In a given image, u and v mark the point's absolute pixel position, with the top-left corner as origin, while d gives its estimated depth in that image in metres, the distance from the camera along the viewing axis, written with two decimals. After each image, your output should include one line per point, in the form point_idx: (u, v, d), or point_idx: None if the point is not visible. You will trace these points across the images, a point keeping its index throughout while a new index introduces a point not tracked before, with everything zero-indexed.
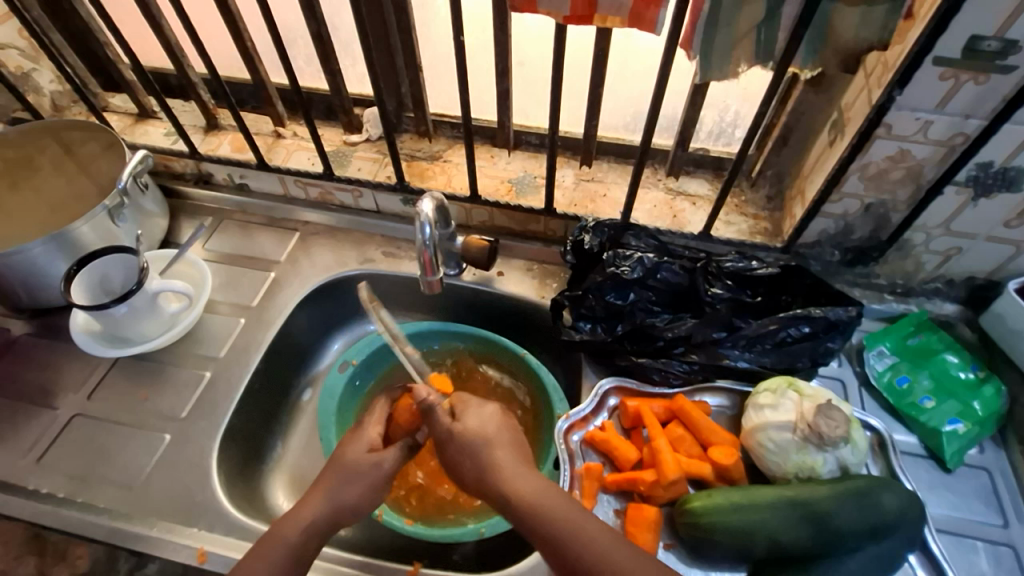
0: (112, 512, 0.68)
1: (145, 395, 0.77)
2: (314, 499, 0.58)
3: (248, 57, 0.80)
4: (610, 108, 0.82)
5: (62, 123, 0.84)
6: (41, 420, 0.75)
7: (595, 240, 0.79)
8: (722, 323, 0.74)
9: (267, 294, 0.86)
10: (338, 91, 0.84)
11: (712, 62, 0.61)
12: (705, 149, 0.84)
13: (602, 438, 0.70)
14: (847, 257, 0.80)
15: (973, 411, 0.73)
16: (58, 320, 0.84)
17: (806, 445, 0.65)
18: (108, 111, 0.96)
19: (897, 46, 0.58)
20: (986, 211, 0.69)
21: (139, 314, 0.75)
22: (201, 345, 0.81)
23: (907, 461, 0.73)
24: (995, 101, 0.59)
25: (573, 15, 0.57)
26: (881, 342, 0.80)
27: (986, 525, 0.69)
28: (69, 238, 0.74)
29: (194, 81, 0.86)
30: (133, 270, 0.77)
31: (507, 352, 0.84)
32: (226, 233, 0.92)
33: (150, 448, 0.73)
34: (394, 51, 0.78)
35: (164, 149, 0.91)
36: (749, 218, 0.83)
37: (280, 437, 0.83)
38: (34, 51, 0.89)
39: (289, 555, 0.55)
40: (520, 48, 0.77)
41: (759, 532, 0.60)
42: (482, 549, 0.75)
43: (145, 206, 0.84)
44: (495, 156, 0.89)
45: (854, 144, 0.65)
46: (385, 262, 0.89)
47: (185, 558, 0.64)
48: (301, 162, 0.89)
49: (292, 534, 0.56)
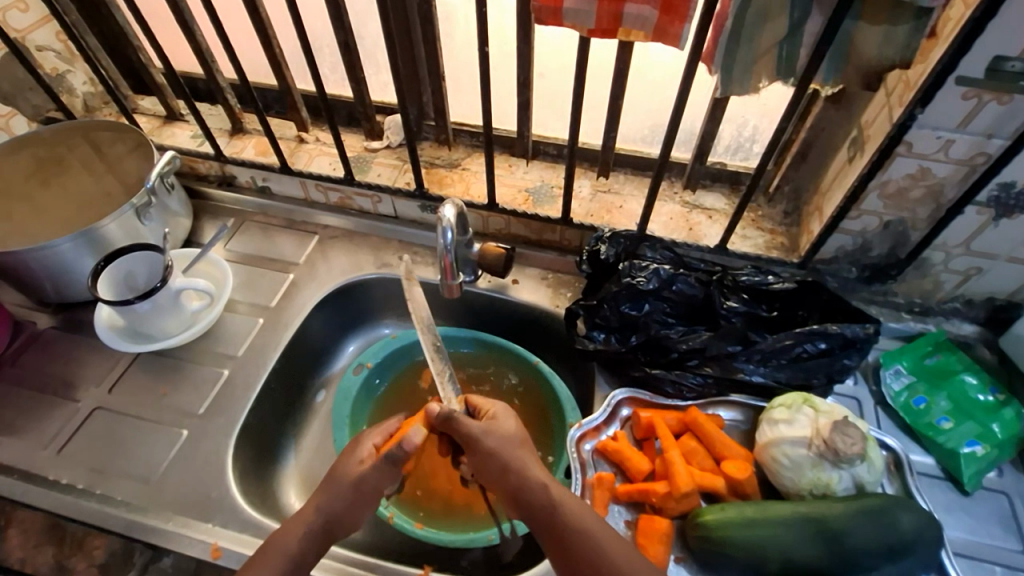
0: (128, 504, 0.69)
1: (164, 390, 0.79)
2: (310, 511, 0.59)
3: (275, 63, 0.81)
4: (629, 121, 0.83)
5: (94, 123, 0.87)
6: (63, 412, 0.77)
7: (611, 251, 0.79)
8: (737, 337, 0.74)
9: (285, 295, 0.87)
10: (362, 97, 0.85)
11: (733, 77, 0.61)
12: (722, 163, 0.84)
13: (614, 448, 0.71)
14: (865, 275, 0.80)
15: (991, 433, 0.71)
16: (82, 314, 0.85)
17: (821, 461, 0.64)
18: (137, 113, 0.98)
19: (919, 65, 0.59)
20: (1006, 232, 0.69)
21: (162, 311, 0.76)
22: (220, 343, 0.83)
23: (924, 483, 0.73)
24: (1018, 121, 0.59)
25: (597, 29, 0.58)
26: (898, 360, 0.79)
27: (1004, 550, 0.68)
28: (97, 235, 0.76)
29: (222, 86, 0.88)
30: (156, 268, 0.78)
31: (519, 360, 0.84)
32: (247, 235, 0.94)
33: (167, 443, 0.74)
34: (418, 60, 0.80)
35: (190, 151, 0.93)
36: (766, 232, 0.83)
37: (293, 435, 0.84)
38: (70, 54, 0.92)
39: (288, 565, 0.56)
40: (541, 61, 0.78)
41: (772, 547, 0.59)
42: (491, 557, 0.74)
43: (171, 206, 0.86)
44: (513, 166, 0.90)
45: (874, 160, 0.65)
46: (401, 267, 0.89)
47: (197, 553, 0.65)
48: (323, 167, 0.90)
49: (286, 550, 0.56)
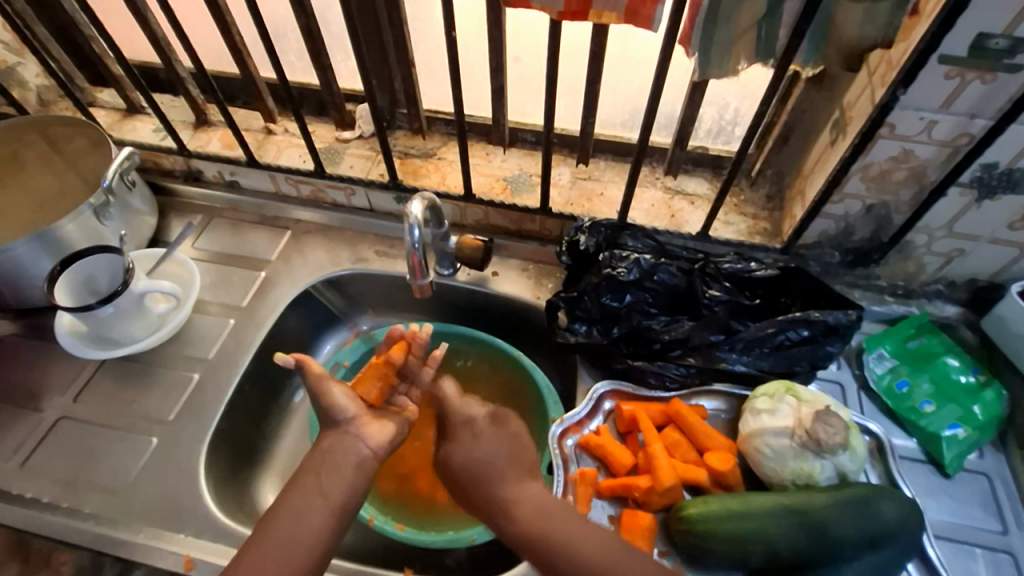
0: (97, 517, 0.67)
1: (133, 397, 0.76)
2: None
3: (236, 51, 0.78)
4: (607, 105, 0.81)
5: (49, 118, 0.83)
6: (27, 423, 0.74)
7: (591, 241, 0.77)
8: (720, 326, 0.73)
9: (257, 293, 0.84)
10: (329, 86, 0.82)
11: (711, 59, 0.59)
12: (704, 147, 0.82)
13: (597, 443, 0.70)
14: (848, 259, 0.79)
15: (973, 415, 0.72)
16: (44, 319, 0.82)
17: (804, 451, 0.64)
18: (95, 107, 0.95)
19: (902, 43, 0.57)
20: (990, 213, 0.67)
21: (125, 315, 0.73)
22: (190, 346, 0.80)
23: (906, 466, 0.72)
24: (1002, 100, 0.57)
25: (568, 11, 0.55)
26: (881, 344, 0.78)
27: (985, 532, 0.68)
28: (53, 237, 0.72)
29: (182, 76, 0.84)
30: (117, 270, 0.75)
31: (501, 353, 0.82)
32: (216, 231, 0.91)
33: (137, 452, 0.72)
34: (386, 46, 0.77)
35: (152, 145, 0.90)
36: (748, 217, 0.82)
37: (270, 439, 0.81)
38: (19, 45, 0.87)
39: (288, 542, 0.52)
40: (515, 43, 0.76)
41: (755, 540, 0.59)
42: (475, 556, 0.73)
43: (133, 203, 0.83)
44: (491, 154, 0.87)
45: (856, 143, 0.64)
46: (378, 261, 0.87)
47: (170, 565, 0.64)
48: (292, 159, 0.87)
49: (294, 522, 0.53)
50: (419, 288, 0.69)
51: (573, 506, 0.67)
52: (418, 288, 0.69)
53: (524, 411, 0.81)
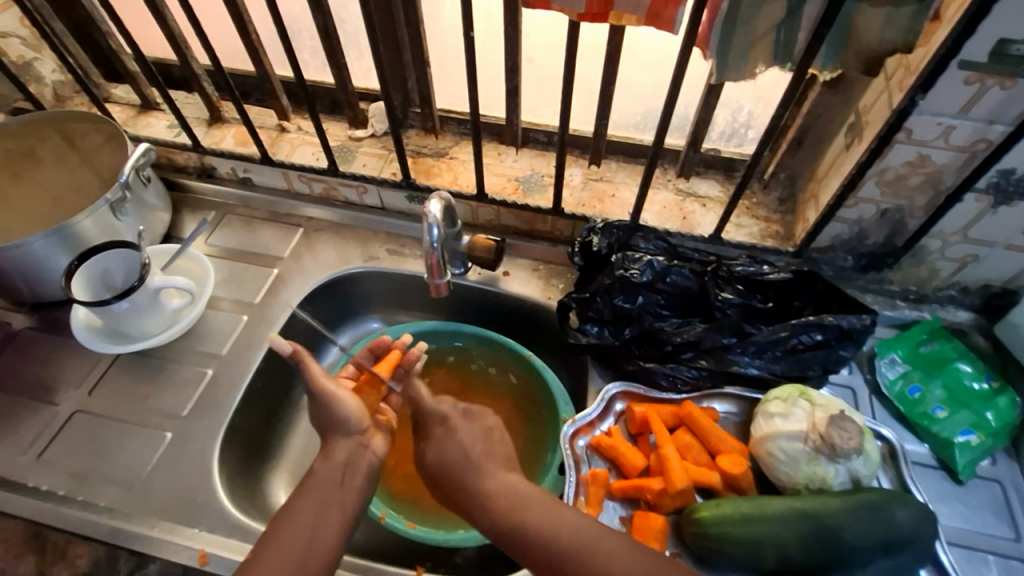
0: (112, 511, 0.67)
1: (146, 392, 0.76)
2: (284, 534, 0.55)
3: (253, 49, 0.78)
4: (621, 106, 0.81)
5: (64, 114, 0.82)
6: (41, 417, 0.75)
7: (603, 242, 0.77)
8: (732, 329, 0.73)
9: (269, 291, 0.85)
10: (344, 86, 0.82)
11: (728, 62, 0.59)
12: (717, 149, 0.82)
13: (609, 444, 0.70)
14: (861, 263, 0.79)
15: (986, 422, 0.71)
16: (59, 314, 0.83)
17: (817, 455, 0.64)
18: (110, 102, 0.95)
19: (921, 48, 0.57)
20: (1006, 219, 0.67)
21: (141, 311, 0.74)
22: (203, 342, 0.80)
23: (917, 472, 0.72)
24: (1021, 107, 0.57)
25: (588, 13, 0.55)
26: (893, 349, 0.78)
27: (997, 539, 0.68)
28: (70, 232, 0.73)
29: (197, 73, 0.84)
30: (133, 267, 0.76)
31: (510, 353, 0.83)
32: (228, 228, 0.91)
33: (151, 446, 0.72)
34: (402, 45, 0.77)
35: (166, 141, 0.90)
36: (760, 220, 0.81)
37: (281, 434, 0.82)
38: (36, 40, 0.87)
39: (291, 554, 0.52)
40: (530, 44, 0.76)
41: (769, 544, 0.58)
42: (485, 555, 0.74)
43: (148, 200, 0.83)
44: (503, 154, 0.87)
45: (873, 148, 0.64)
46: (389, 260, 0.87)
47: (185, 559, 0.64)
48: (305, 157, 0.87)
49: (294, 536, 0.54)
50: (437, 288, 0.69)
51: (584, 506, 0.67)
52: (436, 287, 0.69)
53: (533, 412, 0.81)
